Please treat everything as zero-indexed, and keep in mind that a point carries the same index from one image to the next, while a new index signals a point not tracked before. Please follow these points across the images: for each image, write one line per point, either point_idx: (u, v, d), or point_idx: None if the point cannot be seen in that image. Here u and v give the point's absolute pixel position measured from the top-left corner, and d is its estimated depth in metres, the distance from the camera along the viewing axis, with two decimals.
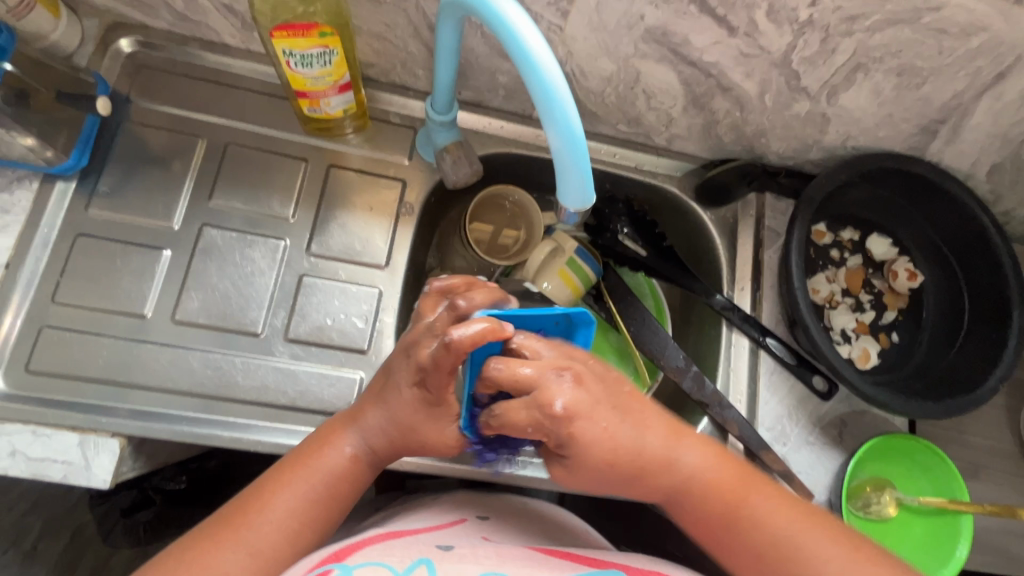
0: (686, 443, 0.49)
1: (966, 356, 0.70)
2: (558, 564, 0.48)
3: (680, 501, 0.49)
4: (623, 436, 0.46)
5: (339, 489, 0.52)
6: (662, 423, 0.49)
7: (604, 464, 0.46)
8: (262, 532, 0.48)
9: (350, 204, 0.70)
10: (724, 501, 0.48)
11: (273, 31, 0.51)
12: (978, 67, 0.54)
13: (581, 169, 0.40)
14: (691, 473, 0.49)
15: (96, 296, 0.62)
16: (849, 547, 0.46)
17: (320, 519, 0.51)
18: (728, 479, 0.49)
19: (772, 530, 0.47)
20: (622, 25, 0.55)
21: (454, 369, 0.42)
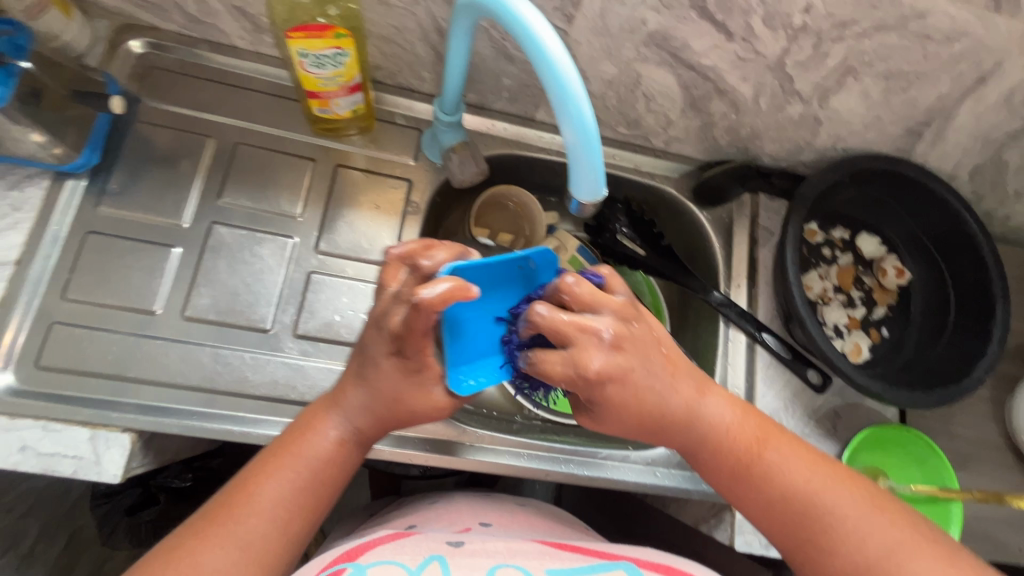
0: (711, 399, 0.52)
1: (953, 348, 0.72)
2: (566, 559, 0.48)
3: (703, 451, 0.52)
4: (659, 391, 0.49)
5: (327, 472, 0.51)
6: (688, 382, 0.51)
7: (638, 414, 0.49)
8: (251, 526, 0.47)
9: (357, 203, 0.71)
10: (741, 453, 0.51)
11: (289, 31, 0.53)
12: (960, 71, 0.57)
13: (594, 163, 0.41)
14: (717, 431, 0.51)
15: (106, 293, 0.62)
16: (869, 501, 0.48)
17: (306, 509, 0.50)
18: (749, 432, 0.52)
19: (786, 485, 0.49)
20: (625, 29, 0.58)
21: (426, 327, 0.45)
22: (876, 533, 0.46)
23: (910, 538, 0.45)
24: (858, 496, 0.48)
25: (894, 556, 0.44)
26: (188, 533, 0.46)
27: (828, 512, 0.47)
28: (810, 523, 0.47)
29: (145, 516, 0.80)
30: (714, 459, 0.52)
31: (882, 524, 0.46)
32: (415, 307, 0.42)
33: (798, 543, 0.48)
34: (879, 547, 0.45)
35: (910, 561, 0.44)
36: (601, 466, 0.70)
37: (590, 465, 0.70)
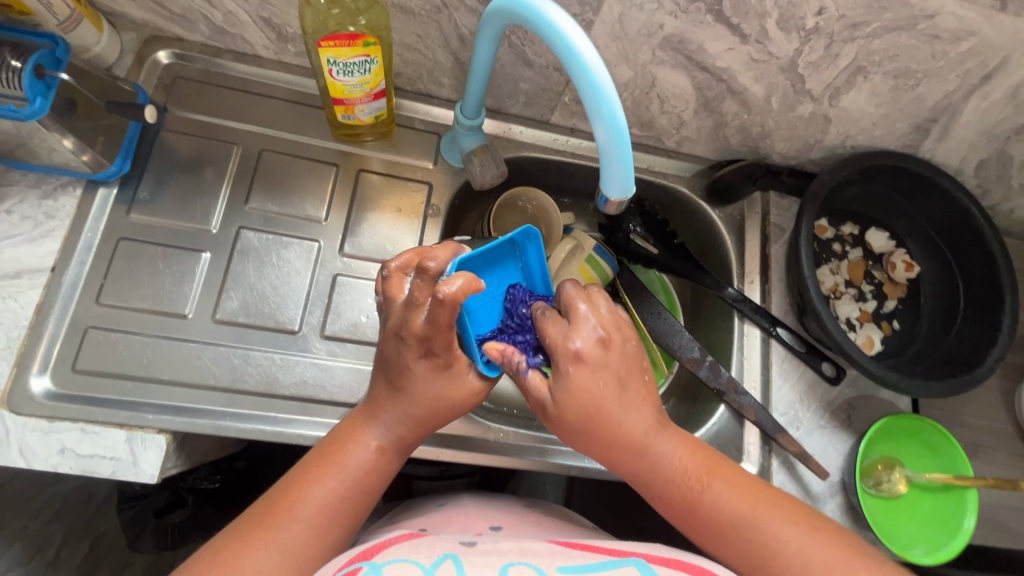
0: (668, 436, 0.52)
1: (964, 339, 0.74)
2: (577, 557, 0.47)
3: (650, 480, 0.52)
4: (611, 405, 0.50)
5: (368, 480, 0.53)
6: (644, 410, 0.52)
7: (583, 417, 0.50)
8: (294, 531, 0.48)
9: (379, 206, 0.73)
10: (691, 483, 0.51)
11: (319, 40, 0.54)
12: (967, 69, 0.59)
13: (625, 161, 0.43)
14: (665, 465, 0.52)
15: (139, 298, 0.63)
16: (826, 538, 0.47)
17: (348, 515, 0.51)
18: (699, 466, 0.52)
19: (730, 515, 0.49)
20: (643, 34, 0.60)
21: (452, 323, 0.47)
22: (820, 559, 0.46)
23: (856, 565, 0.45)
24: (805, 527, 0.48)
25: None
26: (235, 535, 0.47)
27: (774, 541, 0.47)
28: (756, 552, 0.48)
29: (173, 518, 0.81)
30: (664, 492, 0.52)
31: (826, 553, 0.46)
32: (441, 303, 0.44)
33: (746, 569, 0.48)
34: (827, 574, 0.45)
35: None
36: None
37: None
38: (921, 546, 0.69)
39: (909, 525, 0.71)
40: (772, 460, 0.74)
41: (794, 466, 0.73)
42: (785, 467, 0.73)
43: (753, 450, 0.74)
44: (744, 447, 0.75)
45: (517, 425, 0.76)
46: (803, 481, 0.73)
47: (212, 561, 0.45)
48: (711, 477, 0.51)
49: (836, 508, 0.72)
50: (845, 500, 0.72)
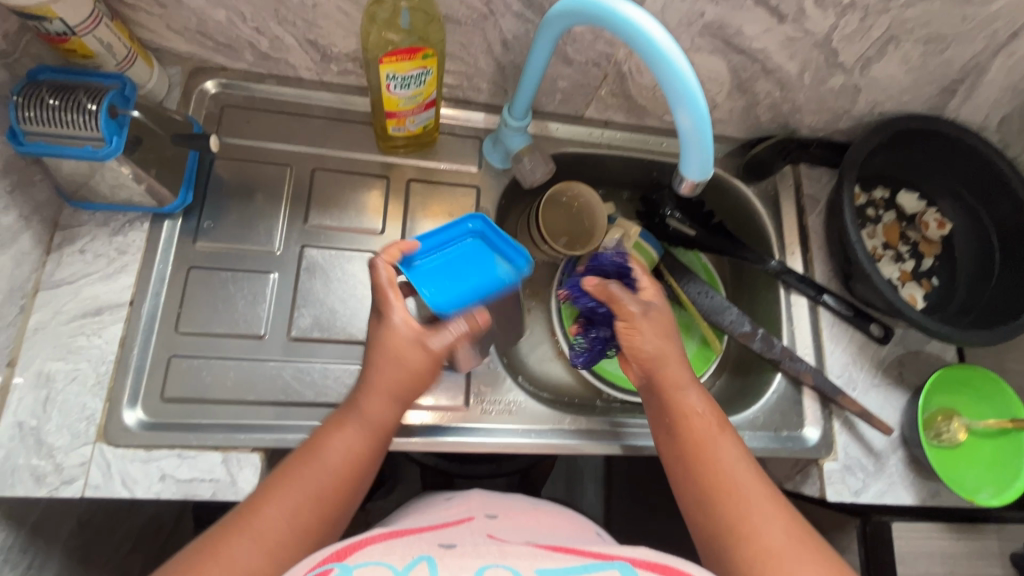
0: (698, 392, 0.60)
1: (1005, 288, 0.77)
2: (560, 559, 0.43)
3: (671, 411, 0.59)
4: (665, 353, 0.60)
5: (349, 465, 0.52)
6: (686, 367, 0.61)
7: (647, 346, 0.60)
8: (269, 516, 0.48)
9: (430, 213, 0.75)
10: (703, 432, 0.57)
11: (382, 57, 0.56)
12: (995, 29, 0.62)
13: (705, 144, 0.45)
14: (691, 407, 0.59)
15: (217, 323, 0.65)
16: (797, 532, 0.51)
17: (322, 504, 0.50)
18: (715, 426, 0.58)
19: (726, 473, 0.55)
20: (684, 23, 0.62)
21: (393, 286, 0.55)
22: (787, 541, 0.50)
23: (808, 550, 0.50)
24: (782, 517, 0.52)
25: (784, 553, 0.49)
26: (234, 523, 0.47)
27: (746, 512, 0.52)
28: (733, 509, 0.52)
29: None
30: (676, 419, 0.59)
31: (791, 536, 0.50)
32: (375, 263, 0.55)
33: (720, 524, 0.52)
34: (781, 554, 0.49)
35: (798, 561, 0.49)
36: None
37: None
38: (988, 489, 0.72)
39: (973, 471, 0.74)
40: (833, 422, 0.76)
41: (855, 425, 0.76)
42: (847, 428, 0.76)
43: (815, 413, 0.77)
44: (805, 412, 0.77)
45: (581, 411, 0.77)
46: (865, 439, 0.75)
47: (216, 546, 0.46)
48: (721, 433, 0.57)
49: (899, 462, 0.74)
50: (907, 453, 0.75)
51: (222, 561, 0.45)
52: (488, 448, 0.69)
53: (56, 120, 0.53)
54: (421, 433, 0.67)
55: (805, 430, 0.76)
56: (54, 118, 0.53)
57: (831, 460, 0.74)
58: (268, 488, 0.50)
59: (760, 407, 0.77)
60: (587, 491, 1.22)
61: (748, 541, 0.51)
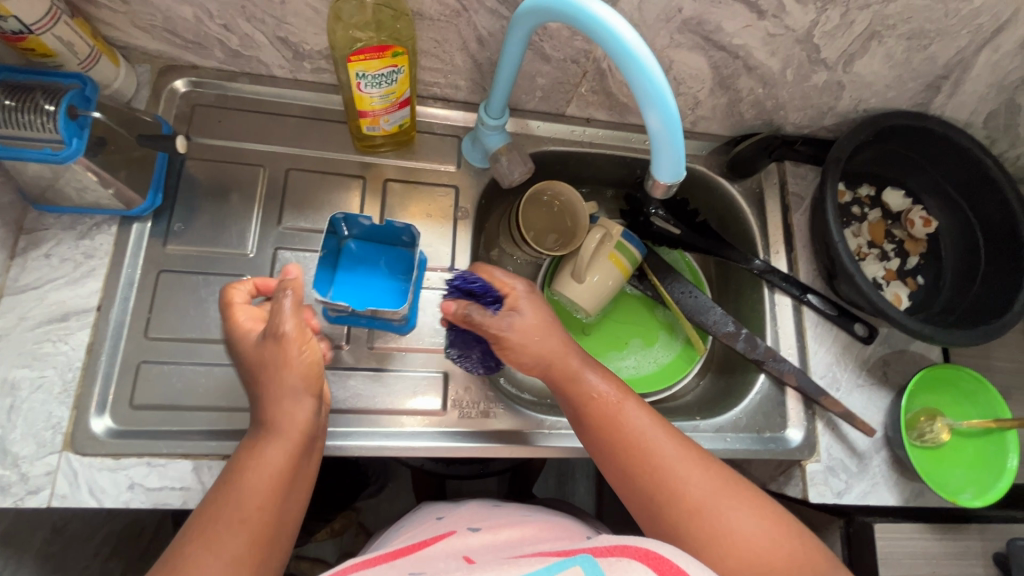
0: (593, 368, 0.60)
1: (989, 286, 0.76)
2: (526, 564, 0.44)
3: (575, 402, 0.58)
4: (553, 339, 0.59)
5: (270, 485, 0.48)
6: (577, 352, 0.60)
7: (532, 340, 0.58)
8: (214, 558, 0.45)
9: (408, 214, 0.73)
10: (609, 410, 0.57)
11: (350, 55, 0.55)
12: (979, 24, 0.61)
13: (677, 145, 0.44)
14: (589, 391, 0.58)
15: (187, 328, 0.64)
16: (715, 477, 0.53)
17: (264, 529, 0.47)
18: (615, 398, 0.58)
19: (639, 444, 0.55)
20: (662, 19, 0.60)
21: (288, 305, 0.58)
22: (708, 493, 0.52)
23: (725, 493, 0.52)
24: (698, 469, 0.53)
25: (707, 505, 0.51)
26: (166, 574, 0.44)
27: (666, 475, 0.53)
28: (652, 478, 0.53)
29: None
30: (582, 411, 0.58)
31: (712, 484, 0.52)
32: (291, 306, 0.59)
33: (650, 497, 0.53)
34: (709, 504, 0.51)
35: (726, 506, 0.51)
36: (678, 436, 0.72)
37: None
38: (970, 490, 0.71)
39: (956, 471, 0.73)
40: (816, 423, 0.75)
41: (838, 427, 0.75)
42: (830, 429, 0.75)
43: (797, 414, 0.76)
44: (788, 413, 0.76)
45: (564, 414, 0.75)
46: (848, 440, 0.75)
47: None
48: (623, 405, 0.57)
49: (882, 462, 0.74)
50: (890, 454, 0.74)
51: None
52: (468, 454, 0.67)
53: (11, 122, 0.51)
54: (399, 438, 0.65)
55: (788, 431, 0.75)
56: (7, 119, 0.51)
57: (814, 461, 0.73)
58: (191, 534, 0.46)
59: (743, 408, 0.76)
60: (578, 487, 1.22)
61: (678, 501, 0.52)
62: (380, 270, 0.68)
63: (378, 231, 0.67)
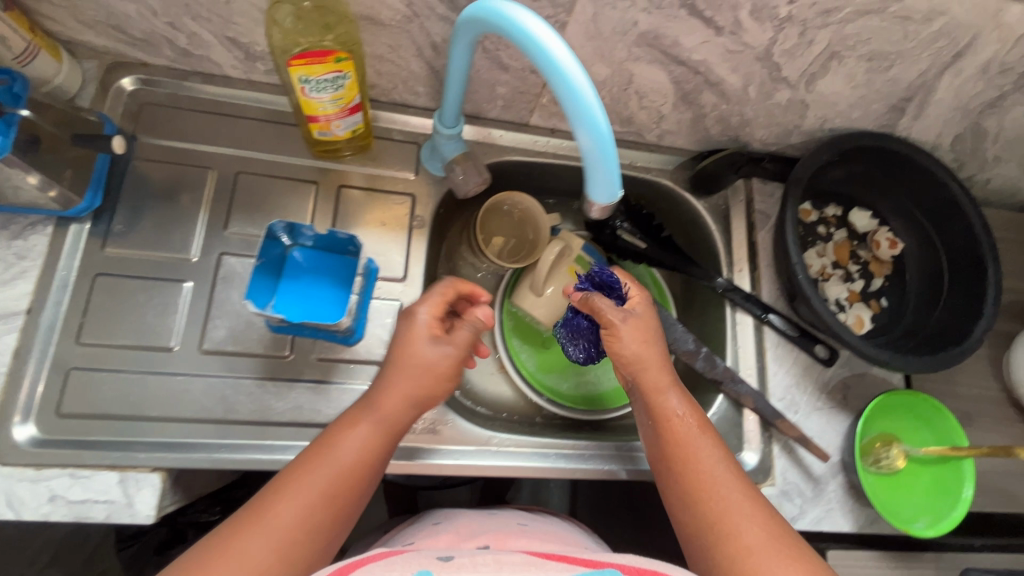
0: (678, 391, 0.61)
1: (951, 312, 0.75)
2: (551, 569, 0.44)
3: (652, 416, 0.61)
4: (647, 354, 0.62)
5: (342, 485, 0.52)
6: (668, 370, 0.62)
7: (635, 345, 0.62)
8: (274, 533, 0.48)
9: (362, 222, 0.72)
10: (682, 432, 0.59)
11: (290, 59, 0.53)
12: (939, 48, 0.59)
13: (610, 164, 0.42)
14: (671, 410, 0.60)
15: (122, 334, 0.62)
16: (774, 532, 0.52)
17: (323, 525, 0.50)
18: (695, 424, 0.59)
19: (709, 471, 0.56)
20: (617, 32, 0.59)
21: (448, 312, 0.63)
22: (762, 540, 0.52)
23: (782, 552, 0.51)
24: (759, 514, 0.53)
25: (761, 552, 0.51)
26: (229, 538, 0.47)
27: (724, 508, 0.54)
28: (711, 506, 0.54)
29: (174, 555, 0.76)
30: (657, 424, 0.60)
31: (766, 534, 0.52)
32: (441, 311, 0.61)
33: (703, 520, 0.54)
34: (760, 553, 0.51)
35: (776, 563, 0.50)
36: (627, 458, 0.71)
37: (615, 459, 0.71)
38: (924, 519, 0.70)
39: (911, 499, 0.72)
40: (772, 446, 0.74)
41: (795, 450, 0.74)
42: (786, 452, 0.74)
43: (754, 436, 0.75)
44: (744, 434, 0.75)
45: (515, 430, 0.74)
46: (804, 464, 0.74)
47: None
48: (700, 434, 0.59)
49: (838, 488, 0.73)
50: (846, 479, 0.73)
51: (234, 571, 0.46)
52: (411, 470, 0.65)
53: None
54: None
55: (744, 454, 0.74)
56: None
57: (769, 485, 0.72)
58: (260, 501, 0.50)
59: None
60: None
61: (732, 536, 0.52)
62: (327, 280, 0.65)
63: (325, 239, 0.65)
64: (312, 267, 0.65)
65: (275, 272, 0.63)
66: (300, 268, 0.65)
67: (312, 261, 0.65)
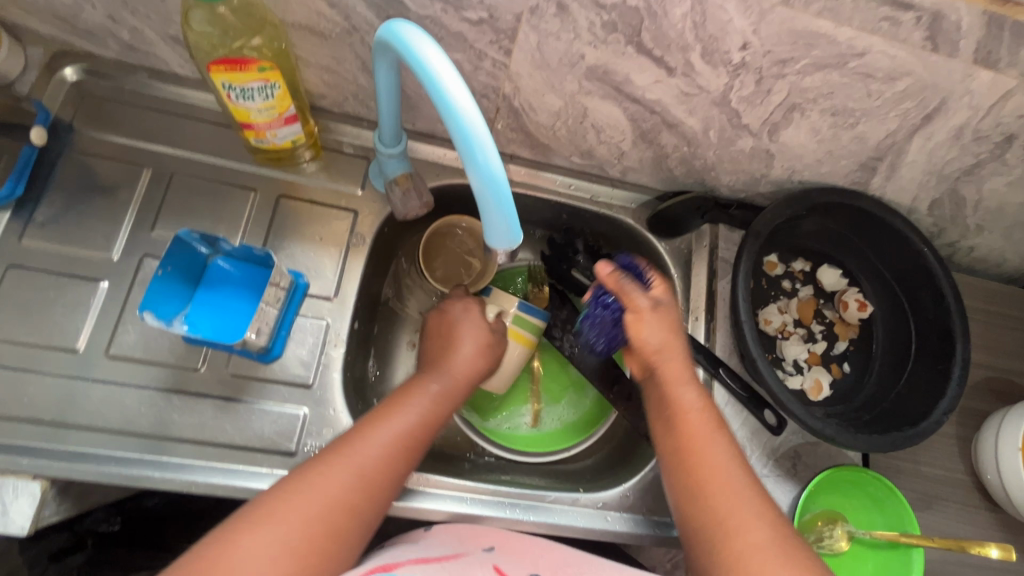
0: (692, 383, 0.59)
1: (913, 387, 0.70)
2: None
3: (669, 412, 0.58)
4: (668, 343, 0.60)
5: (409, 436, 0.57)
6: (688, 364, 0.60)
7: (663, 327, 0.60)
8: (299, 512, 0.48)
9: (299, 234, 0.69)
10: (697, 428, 0.57)
11: (211, 64, 0.51)
12: (906, 109, 0.56)
13: (505, 208, 0.40)
14: (685, 405, 0.58)
15: (27, 331, 0.60)
16: (781, 538, 0.50)
17: (348, 511, 0.50)
18: (711, 421, 0.57)
19: (721, 465, 0.54)
20: (565, 63, 0.56)
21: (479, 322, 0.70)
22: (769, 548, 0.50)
23: (793, 556, 0.49)
24: (770, 521, 0.51)
25: (769, 555, 0.49)
26: (249, 517, 0.47)
27: (731, 511, 0.52)
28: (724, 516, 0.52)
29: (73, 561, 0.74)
30: (672, 418, 0.58)
31: (770, 539, 0.50)
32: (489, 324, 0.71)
33: (705, 523, 0.52)
34: (766, 558, 0.49)
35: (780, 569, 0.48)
36: (549, 511, 0.67)
37: (537, 510, 0.66)
38: None
39: None
40: None
41: None
42: None
43: None
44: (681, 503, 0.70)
45: (436, 470, 0.70)
46: None
47: (257, 504, 0.48)
48: (714, 430, 0.57)
49: None
50: None
51: (250, 552, 0.45)
52: None
53: None
54: (241, 477, 0.59)
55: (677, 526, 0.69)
56: None
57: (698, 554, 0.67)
58: (284, 481, 0.50)
59: (631, 486, 0.70)
60: None
61: (732, 539, 0.51)
62: (243, 293, 0.62)
63: (244, 250, 0.62)
64: (233, 279, 0.63)
65: (193, 280, 0.61)
66: (221, 281, 0.62)
67: (235, 273, 0.63)
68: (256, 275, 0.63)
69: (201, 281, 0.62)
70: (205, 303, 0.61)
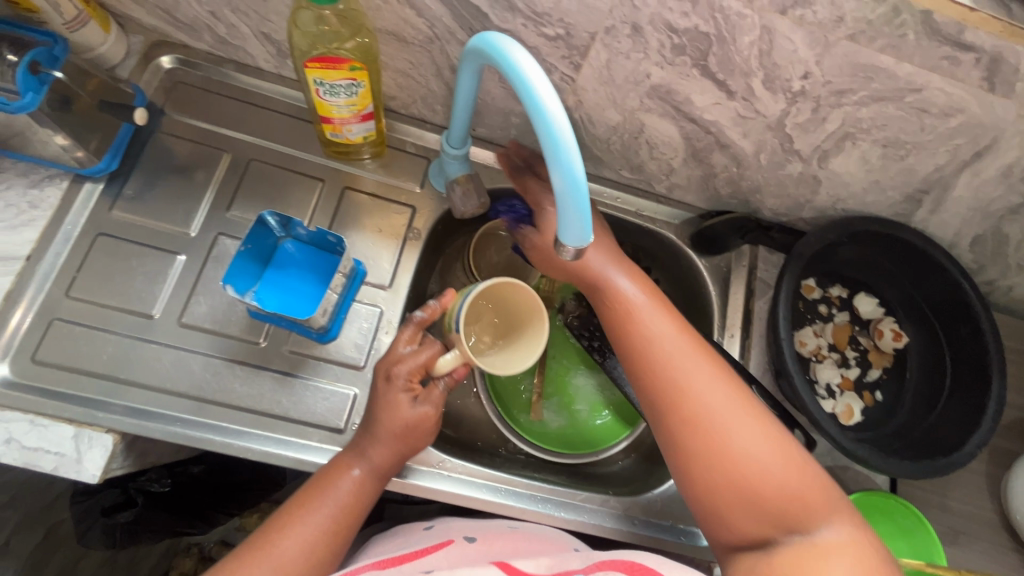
0: (623, 269, 0.63)
1: (946, 419, 0.71)
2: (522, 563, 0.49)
3: (606, 304, 0.63)
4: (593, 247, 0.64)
5: (333, 526, 0.56)
6: (609, 254, 0.64)
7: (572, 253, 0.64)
8: None
9: (360, 225, 0.73)
10: (627, 313, 0.61)
11: (308, 61, 0.55)
12: (957, 144, 0.58)
13: (582, 209, 0.44)
14: (618, 292, 0.62)
15: (109, 295, 0.64)
16: (732, 395, 0.55)
17: None
18: (642, 302, 0.61)
19: (659, 344, 0.58)
20: (630, 81, 0.59)
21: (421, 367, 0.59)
22: (720, 403, 0.55)
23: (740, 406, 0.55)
24: (718, 379, 0.56)
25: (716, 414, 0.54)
26: None
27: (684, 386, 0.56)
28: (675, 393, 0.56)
29: (120, 518, 0.78)
30: (608, 307, 0.62)
31: (721, 397, 0.55)
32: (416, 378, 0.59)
33: (663, 405, 0.56)
34: (721, 416, 0.54)
35: (735, 429, 0.53)
36: (577, 509, 0.69)
37: (568, 507, 0.69)
38: None
39: None
40: None
41: None
42: None
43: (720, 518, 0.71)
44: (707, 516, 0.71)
45: (471, 459, 0.73)
46: None
47: None
48: (647, 312, 0.61)
49: None
50: None
51: None
52: None
53: None
54: (294, 448, 0.63)
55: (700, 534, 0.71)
56: None
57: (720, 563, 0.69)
58: None
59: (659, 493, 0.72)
60: None
61: (686, 406, 0.55)
62: (310, 276, 0.66)
63: (318, 238, 0.66)
64: (302, 262, 0.67)
65: (264, 260, 0.65)
66: (291, 263, 0.66)
67: (303, 257, 0.67)
68: (324, 262, 0.67)
69: (273, 262, 0.66)
70: (274, 283, 0.65)
